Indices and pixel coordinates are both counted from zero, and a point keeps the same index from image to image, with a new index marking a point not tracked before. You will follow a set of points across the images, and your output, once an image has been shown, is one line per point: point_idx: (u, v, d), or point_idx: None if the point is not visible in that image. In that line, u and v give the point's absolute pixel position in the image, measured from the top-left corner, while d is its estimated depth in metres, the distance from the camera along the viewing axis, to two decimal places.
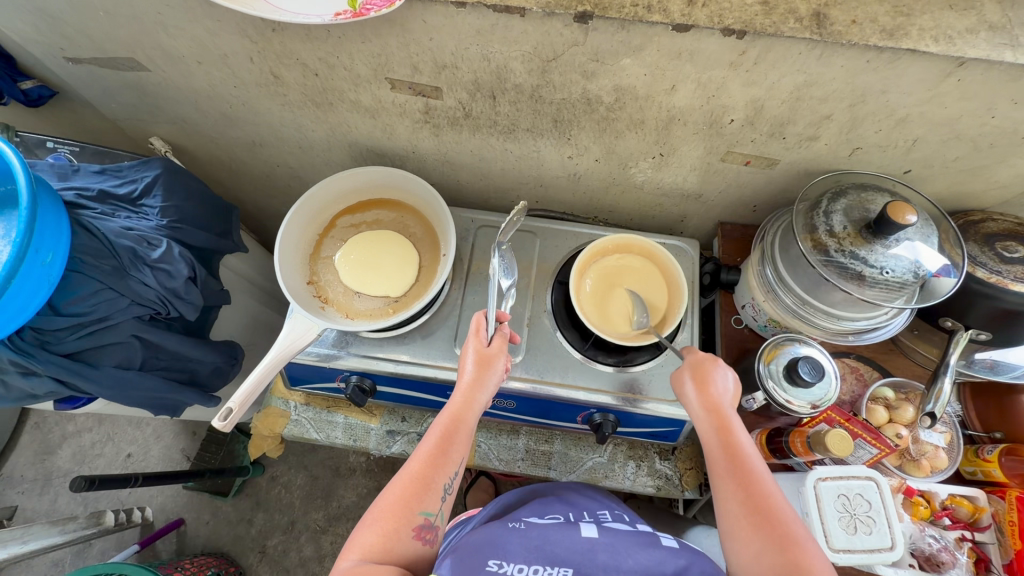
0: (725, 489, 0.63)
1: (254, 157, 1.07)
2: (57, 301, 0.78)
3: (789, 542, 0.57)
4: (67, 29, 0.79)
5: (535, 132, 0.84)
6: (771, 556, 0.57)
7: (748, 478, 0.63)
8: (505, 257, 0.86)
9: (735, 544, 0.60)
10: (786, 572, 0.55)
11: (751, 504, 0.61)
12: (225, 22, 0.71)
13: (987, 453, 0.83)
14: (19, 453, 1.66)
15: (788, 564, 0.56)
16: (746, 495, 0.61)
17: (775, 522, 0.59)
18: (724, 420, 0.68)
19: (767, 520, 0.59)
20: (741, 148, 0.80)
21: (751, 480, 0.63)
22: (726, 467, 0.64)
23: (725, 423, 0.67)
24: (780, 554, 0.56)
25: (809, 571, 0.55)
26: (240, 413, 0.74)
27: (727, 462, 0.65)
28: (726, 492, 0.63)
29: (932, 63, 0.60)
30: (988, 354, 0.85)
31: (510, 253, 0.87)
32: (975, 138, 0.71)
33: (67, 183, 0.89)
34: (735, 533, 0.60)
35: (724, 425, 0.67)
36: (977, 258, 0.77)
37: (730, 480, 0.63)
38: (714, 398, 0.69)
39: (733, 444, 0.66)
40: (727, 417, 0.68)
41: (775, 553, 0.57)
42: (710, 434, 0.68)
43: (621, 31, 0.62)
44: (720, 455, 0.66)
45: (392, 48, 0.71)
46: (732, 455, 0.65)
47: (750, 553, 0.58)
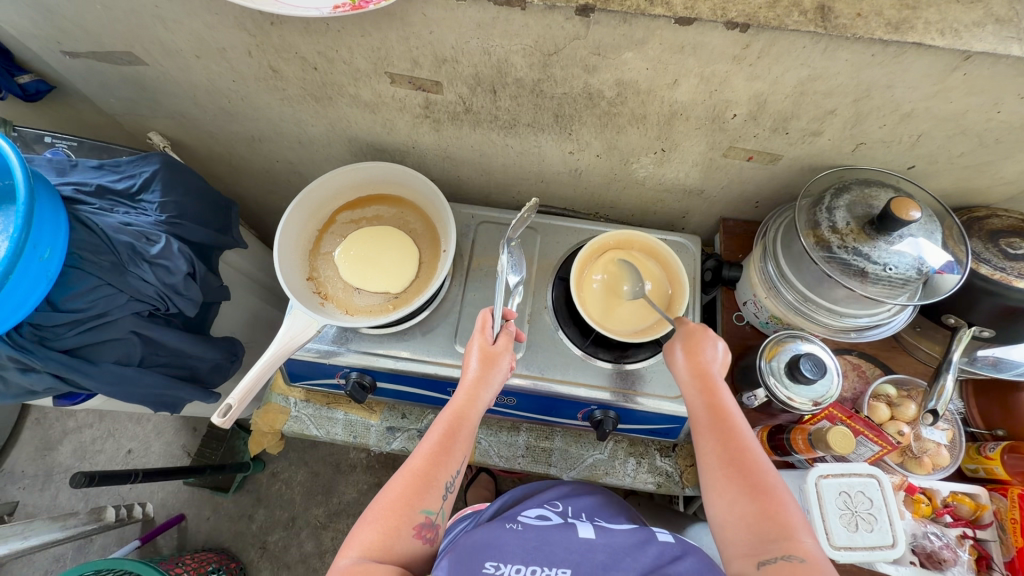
0: (705, 444, 0.64)
1: (253, 152, 1.07)
2: (56, 296, 0.77)
3: (766, 496, 0.58)
4: (64, 23, 0.79)
5: (536, 127, 0.83)
6: (746, 508, 0.57)
7: (729, 435, 0.63)
8: (513, 253, 0.87)
9: (712, 497, 0.60)
10: (760, 524, 0.56)
11: (731, 459, 0.61)
12: (223, 16, 0.70)
13: (990, 451, 0.83)
14: (20, 449, 1.66)
15: (763, 516, 0.56)
16: (726, 450, 0.62)
17: (752, 477, 0.59)
18: (709, 381, 0.68)
19: (745, 474, 0.59)
20: (744, 143, 0.79)
21: (732, 436, 0.63)
22: (708, 424, 0.65)
23: (709, 384, 0.68)
24: (756, 506, 0.57)
25: (783, 523, 0.55)
26: (240, 409, 0.73)
27: (709, 421, 0.65)
28: (706, 447, 0.64)
29: (938, 57, 0.60)
30: (990, 351, 0.84)
31: (519, 249, 0.89)
32: (981, 133, 0.71)
33: (65, 178, 0.89)
34: (712, 487, 0.61)
35: (709, 385, 0.67)
36: (981, 254, 0.77)
37: (711, 437, 0.64)
38: (700, 360, 0.69)
39: (716, 404, 0.66)
40: (712, 378, 0.68)
41: (751, 506, 0.57)
42: (694, 394, 0.68)
43: (623, 24, 0.61)
44: (703, 413, 0.66)
45: (392, 42, 0.70)
46: (715, 413, 0.65)
47: (726, 505, 0.59)
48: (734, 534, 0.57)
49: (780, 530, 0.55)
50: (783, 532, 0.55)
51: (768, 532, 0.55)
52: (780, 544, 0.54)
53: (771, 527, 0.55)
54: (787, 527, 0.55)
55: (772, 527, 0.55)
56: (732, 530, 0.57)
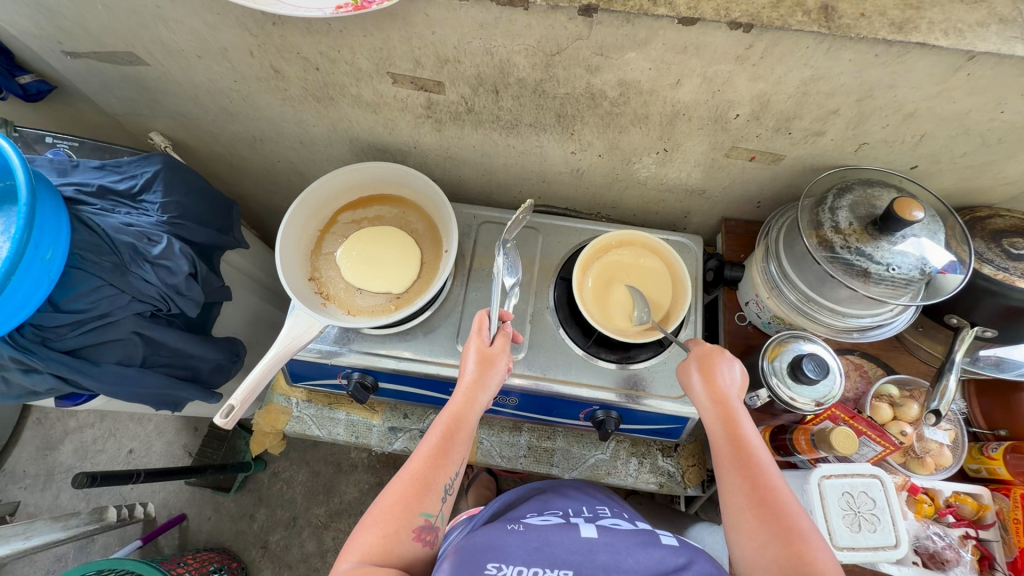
0: (731, 481, 0.64)
1: (255, 153, 1.07)
2: (57, 297, 0.77)
3: (795, 533, 0.58)
4: (64, 23, 0.78)
5: (538, 127, 0.83)
6: (776, 549, 0.57)
7: (754, 471, 0.63)
8: (508, 254, 0.85)
9: (740, 536, 0.61)
10: (791, 566, 0.56)
11: (758, 498, 0.61)
12: (225, 16, 0.70)
13: (992, 451, 0.83)
14: (21, 449, 1.66)
15: (794, 558, 0.56)
16: (753, 488, 0.62)
17: (781, 516, 0.59)
18: (730, 411, 0.68)
19: (773, 514, 0.60)
20: (746, 143, 0.79)
21: (757, 472, 0.63)
22: (732, 459, 0.65)
23: (731, 414, 0.68)
24: (786, 548, 0.57)
25: (815, 565, 0.56)
26: (243, 409, 0.73)
27: (732, 454, 0.65)
28: (731, 483, 0.64)
29: (942, 57, 0.59)
30: (992, 351, 0.84)
31: (514, 252, 0.87)
32: (984, 133, 0.71)
33: (67, 178, 0.89)
34: (740, 526, 0.61)
35: (730, 417, 0.67)
36: (984, 254, 0.76)
37: (736, 473, 0.64)
38: (720, 389, 0.69)
39: (739, 436, 0.66)
40: (734, 409, 0.68)
41: (781, 547, 0.58)
42: (716, 426, 0.68)
43: (626, 24, 0.61)
44: (727, 447, 0.66)
45: (394, 42, 0.70)
46: (738, 447, 0.65)
47: (756, 546, 0.59)
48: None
49: (812, 572, 0.55)
50: (816, 574, 0.55)
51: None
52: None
53: (803, 570, 0.55)
54: (819, 570, 0.55)
55: (804, 570, 0.56)
56: (762, 572, 0.57)
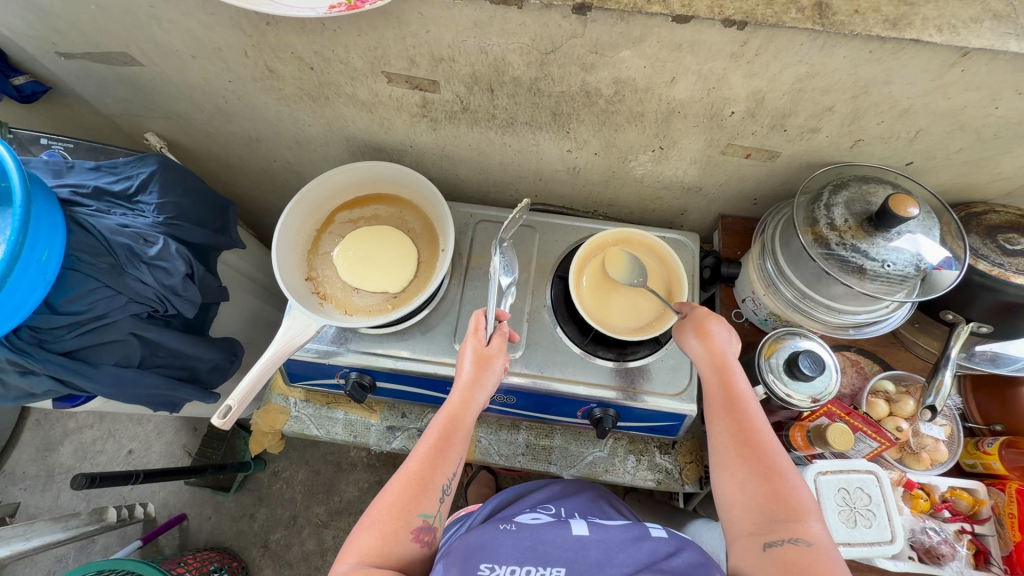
0: (719, 424, 0.66)
1: (251, 152, 1.06)
2: (55, 298, 0.77)
3: (777, 477, 0.59)
4: (58, 23, 0.78)
5: (534, 126, 0.83)
6: (756, 488, 0.59)
7: (742, 416, 0.65)
8: (506, 255, 0.86)
9: (723, 475, 0.62)
10: (769, 504, 0.57)
11: (744, 441, 0.63)
12: (219, 16, 0.70)
13: (988, 446, 0.83)
14: (20, 450, 1.66)
15: (772, 497, 0.58)
16: (739, 432, 0.63)
17: (764, 459, 0.61)
18: (723, 362, 0.69)
19: (756, 455, 0.61)
20: (742, 140, 0.79)
21: (744, 417, 0.64)
22: (722, 404, 0.66)
23: (724, 364, 0.69)
24: (766, 488, 0.59)
25: (793, 505, 0.57)
26: (240, 410, 0.73)
27: (722, 400, 0.67)
28: (719, 426, 0.65)
29: (936, 53, 0.59)
30: (988, 347, 0.85)
31: (510, 250, 0.88)
32: (979, 129, 0.71)
33: (62, 180, 0.89)
34: (723, 466, 0.63)
35: (723, 366, 0.69)
36: (980, 250, 0.77)
37: (725, 416, 0.65)
38: (714, 341, 0.71)
39: (730, 384, 0.68)
40: (727, 361, 0.69)
41: (761, 486, 0.59)
42: (708, 374, 0.70)
43: (620, 22, 0.61)
44: (717, 393, 0.67)
45: (388, 41, 0.70)
46: (728, 394, 0.67)
47: (736, 485, 0.60)
48: (741, 512, 0.59)
49: (788, 511, 0.56)
50: (792, 513, 0.56)
51: (776, 512, 0.56)
52: (787, 525, 0.55)
53: (780, 508, 0.57)
54: (796, 509, 0.56)
55: (781, 508, 0.57)
56: (740, 509, 0.59)
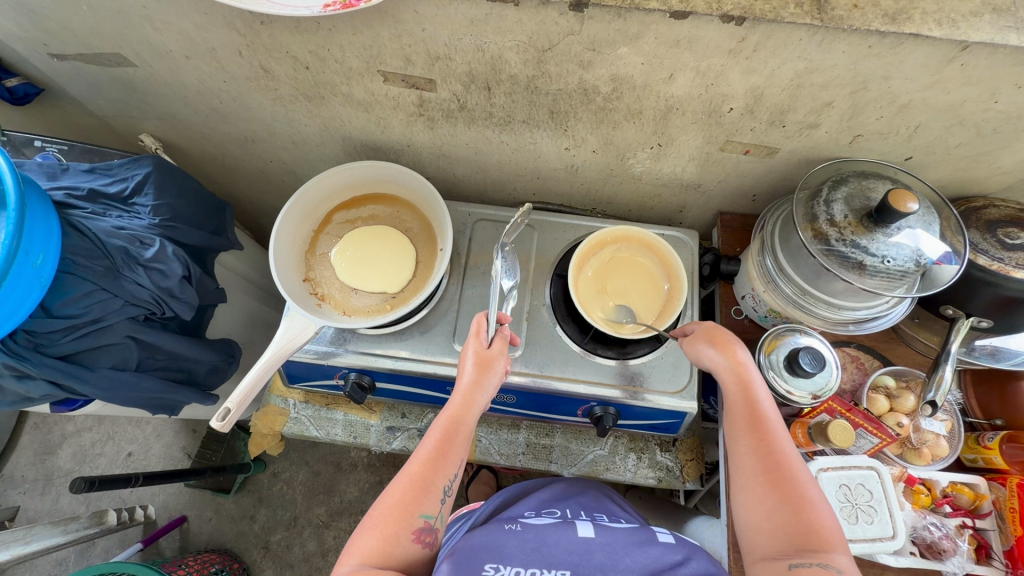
0: (744, 445, 0.65)
1: (246, 153, 1.06)
2: (50, 302, 0.76)
3: (803, 503, 0.59)
4: (50, 25, 0.77)
5: (532, 124, 0.83)
6: (784, 515, 0.58)
7: (768, 437, 0.64)
8: (507, 258, 0.86)
9: (748, 499, 0.62)
10: (797, 532, 0.57)
11: (769, 462, 0.62)
12: (212, 15, 0.69)
13: (988, 440, 0.83)
14: (18, 454, 1.66)
15: (800, 524, 0.57)
16: (766, 454, 0.63)
17: (792, 484, 0.60)
18: (747, 377, 0.68)
19: (783, 481, 0.60)
20: (741, 136, 0.79)
21: (771, 439, 0.63)
22: (747, 424, 0.65)
23: (749, 381, 0.68)
24: (794, 515, 0.58)
25: (821, 533, 0.56)
26: (239, 412, 0.73)
27: (747, 419, 0.66)
28: (744, 447, 0.64)
29: (935, 48, 0.59)
30: (988, 341, 0.85)
31: (513, 254, 0.87)
32: (978, 124, 0.70)
33: (57, 182, 0.88)
34: (749, 490, 0.62)
35: (748, 383, 0.68)
36: (979, 245, 0.76)
37: (751, 438, 0.64)
38: (738, 357, 0.70)
39: (756, 403, 0.66)
40: (750, 376, 0.68)
41: (787, 512, 0.58)
42: (732, 391, 0.68)
43: (618, 19, 0.61)
44: (742, 412, 0.66)
45: (384, 40, 0.69)
46: (754, 413, 0.66)
47: (763, 510, 0.60)
48: (767, 539, 0.58)
49: (817, 540, 0.56)
50: (821, 542, 0.56)
51: (804, 541, 0.56)
52: (816, 554, 0.55)
53: (808, 537, 0.56)
54: (824, 538, 0.56)
55: (810, 537, 0.56)
56: (766, 536, 0.58)
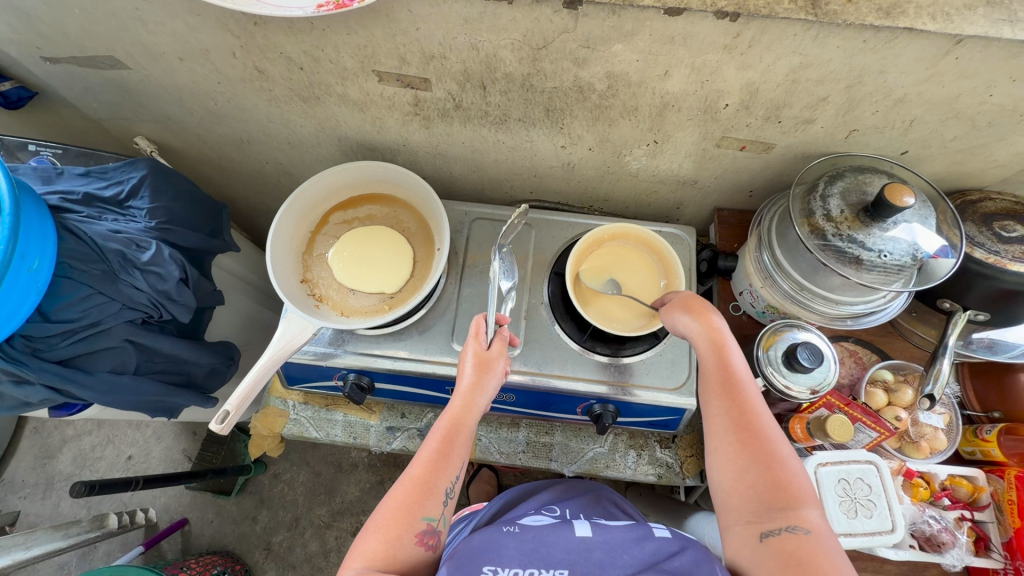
0: (717, 406, 0.65)
1: (242, 154, 1.06)
2: (47, 307, 0.76)
3: (775, 463, 0.59)
4: (42, 28, 0.77)
5: (527, 122, 0.83)
6: (754, 475, 0.59)
7: (740, 399, 0.64)
8: (505, 259, 0.86)
9: (720, 460, 0.62)
10: (767, 492, 0.58)
11: (742, 423, 0.63)
12: (205, 16, 0.69)
13: (986, 433, 0.83)
14: (19, 458, 1.66)
15: (771, 485, 0.58)
16: (739, 416, 0.63)
17: (764, 445, 0.61)
18: (721, 341, 0.69)
19: (755, 441, 0.61)
20: (737, 132, 0.79)
21: (743, 401, 0.64)
22: (721, 386, 0.66)
23: (722, 344, 0.69)
24: (765, 474, 0.59)
25: (792, 493, 0.57)
26: (238, 414, 0.73)
27: (720, 382, 0.66)
28: (717, 409, 0.65)
29: (930, 41, 0.59)
30: (986, 334, 0.85)
31: (511, 254, 0.88)
32: (974, 117, 0.71)
33: (52, 186, 0.87)
34: (721, 451, 0.62)
35: (722, 347, 0.68)
36: (975, 238, 0.77)
37: (723, 399, 0.65)
38: (713, 322, 0.70)
39: (729, 366, 0.67)
40: (724, 339, 0.69)
41: (759, 472, 0.59)
42: (707, 354, 0.69)
43: (612, 16, 0.60)
44: (716, 375, 0.67)
45: (378, 39, 0.69)
46: (727, 376, 0.66)
47: (734, 471, 0.60)
48: (739, 499, 0.59)
49: (787, 500, 0.57)
50: (791, 501, 0.56)
51: (775, 501, 0.57)
52: (786, 513, 0.56)
53: (779, 496, 0.57)
54: (795, 497, 0.57)
55: (780, 496, 0.57)
56: (737, 496, 0.59)
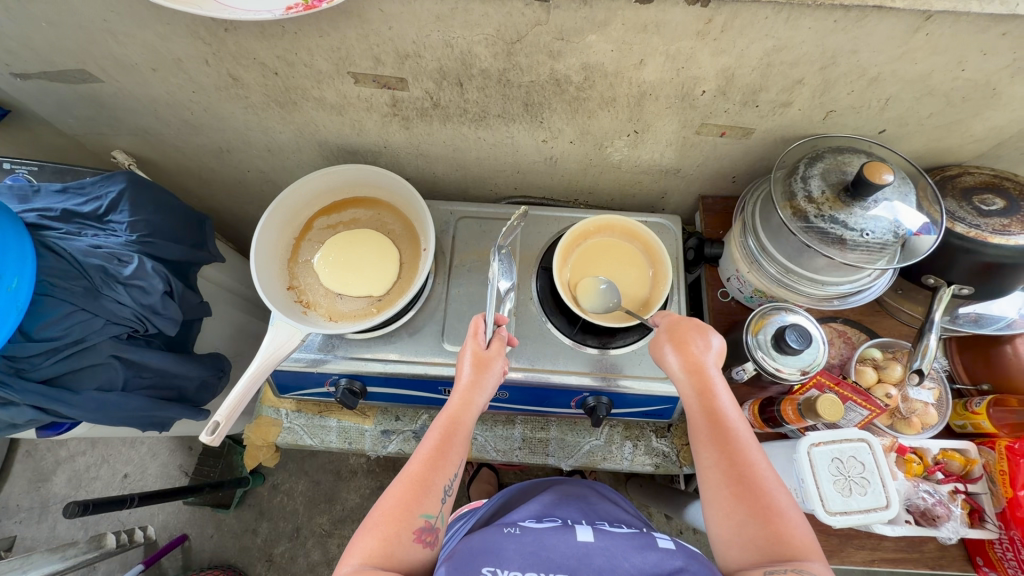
0: (707, 457, 0.62)
1: (222, 164, 1.05)
2: (29, 326, 0.75)
3: (772, 514, 0.57)
4: (9, 44, 0.76)
5: (507, 118, 0.83)
6: (752, 528, 0.57)
7: (729, 445, 0.62)
8: (505, 260, 0.86)
9: (716, 512, 0.60)
10: (766, 544, 0.55)
11: (733, 472, 0.60)
12: (175, 25, 0.68)
13: (976, 406, 0.84)
14: (12, 483, 1.64)
15: (770, 537, 0.56)
16: (730, 465, 0.60)
17: (759, 494, 0.58)
18: (706, 381, 0.66)
19: (749, 491, 0.58)
20: (716, 119, 0.79)
21: (733, 447, 0.61)
22: (709, 434, 0.63)
23: (707, 386, 0.66)
24: (763, 527, 0.56)
25: (792, 545, 0.55)
26: (229, 425, 0.73)
27: (708, 429, 0.63)
28: (707, 459, 0.62)
29: (900, 19, 0.59)
30: (971, 308, 0.86)
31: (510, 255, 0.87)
32: (948, 93, 0.71)
33: (28, 205, 0.87)
34: (716, 503, 0.60)
35: (706, 389, 0.66)
36: (956, 213, 0.77)
37: (713, 448, 0.62)
38: (696, 359, 0.68)
39: (715, 409, 0.64)
40: (709, 378, 0.66)
41: (757, 525, 0.57)
42: (691, 399, 0.66)
43: (584, 7, 0.60)
44: (703, 422, 0.64)
45: (351, 41, 0.69)
46: (715, 421, 0.63)
47: (731, 524, 0.58)
48: (739, 552, 0.57)
49: (787, 550, 0.54)
50: (791, 551, 0.54)
51: (776, 553, 0.54)
52: (788, 564, 0.53)
53: (778, 546, 0.55)
54: (795, 545, 0.55)
55: (780, 547, 0.55)
56: (737, 550, 0.57)
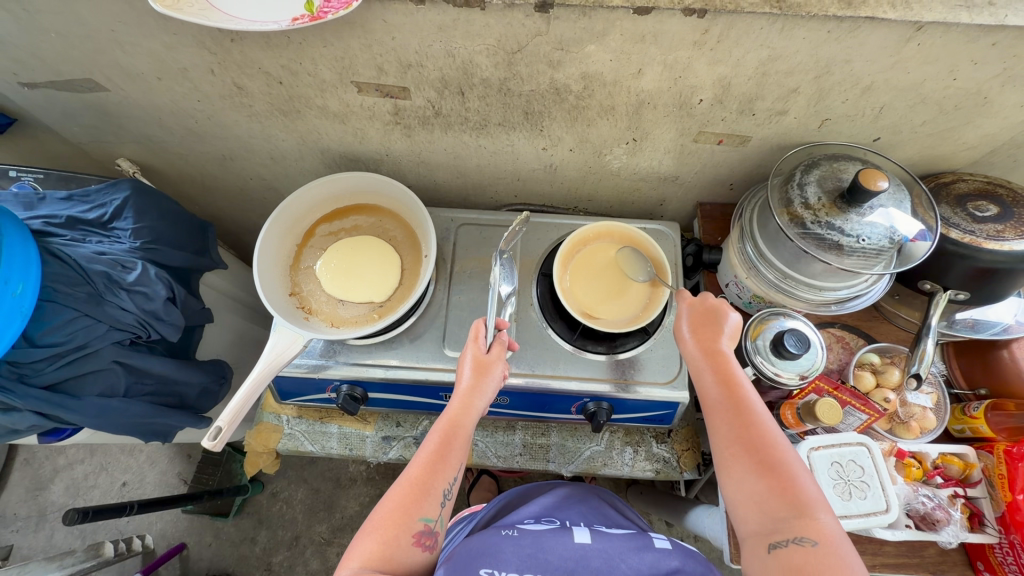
0: (715, 423, 0.63)
1: (225, 172, 1.06)
2: (32, 332, 0.76)
3: (776, 473, 0.56)
4: (18, 53, 0.77)
5: (507, 126, 0.84)
6: (756, 486, 0.56)
7: (736, 410, 0.62)
8: (505, 264, 0.87)
9: (723, 475, 0.60)
10: (769, 502, 0.55)
11: (738, 435, 0.60)
12: (181, 35, 0.70)
13: (973, 410, 0.85)
14: (10, 491, 1.63)
15: (773, 495, 0.55)
16: (735, 429, 0.60)
17: (765, 457, 0.58)
18: (716, 355, 0.67)
19: (753, 452, 0.58)
20: (713, 127, 0.80)
21: (740, 413, 0.62)
22: (717, 402, 0.64)
23: (717, 359, 0.67)
24: (767, 485, 0.56)
25: (796, 502, 0.54)
26: (230, 431, 0.72)
27: (716, 397, 0.64)
28: (716, 425, 0.63)
29: (892, 29, 0.61)
30: (968, 314, 0.86)
31: (511, 261, 0.88)
32: (940, 101, 0.72)
33: (34, 212, 0.87)
34: (722, 465, 0.60)
35: (716, 362, 0.67)
36: (951, 219, 0.78)
37: (720, 414, 0.63)
38: (708, 334, 0.69)
39: (724, 380, 0.65)
40: (719, 352, 0.67)
41: (760, 484, 0.56)
42: (702, 371, 0.67)
43: (583, 18, 0.62)
44: (712, 392, 0.65)
45: (354, 51, 0.70)
46: (723, 391, 0.64)
47: (736, 484, 0.58)
48: (744, 512, 0.56)
49: (790, 506, 0.54)
50: (794, 509, 0.53)
51: (779, 511, 0.54)
52: (791, 521, 0.53)
53: (781, 505, 0.54)
54: (799, 505, 0.54)
55: (784, 506, 0.54)
56: (742, 510, 0.57)
